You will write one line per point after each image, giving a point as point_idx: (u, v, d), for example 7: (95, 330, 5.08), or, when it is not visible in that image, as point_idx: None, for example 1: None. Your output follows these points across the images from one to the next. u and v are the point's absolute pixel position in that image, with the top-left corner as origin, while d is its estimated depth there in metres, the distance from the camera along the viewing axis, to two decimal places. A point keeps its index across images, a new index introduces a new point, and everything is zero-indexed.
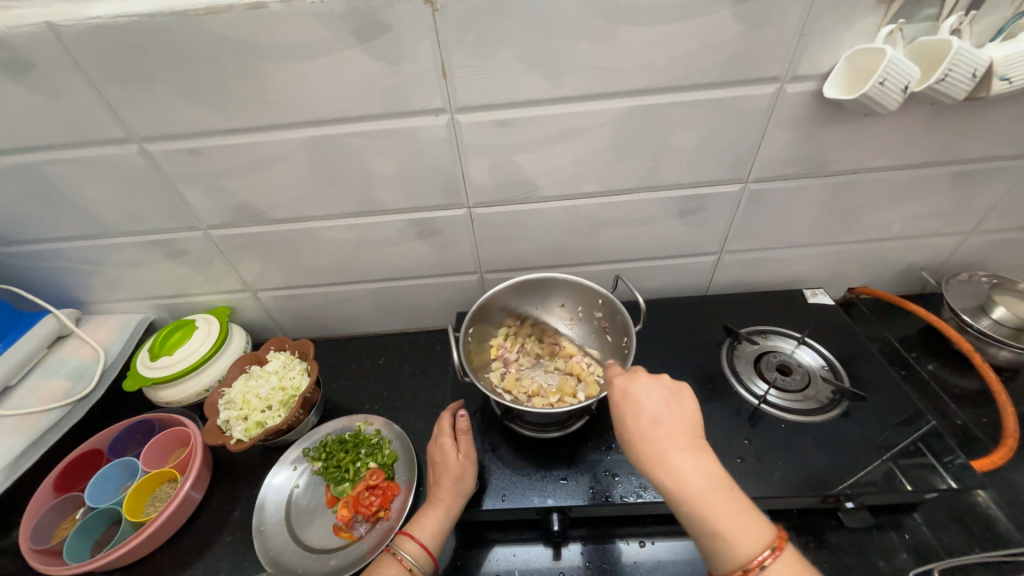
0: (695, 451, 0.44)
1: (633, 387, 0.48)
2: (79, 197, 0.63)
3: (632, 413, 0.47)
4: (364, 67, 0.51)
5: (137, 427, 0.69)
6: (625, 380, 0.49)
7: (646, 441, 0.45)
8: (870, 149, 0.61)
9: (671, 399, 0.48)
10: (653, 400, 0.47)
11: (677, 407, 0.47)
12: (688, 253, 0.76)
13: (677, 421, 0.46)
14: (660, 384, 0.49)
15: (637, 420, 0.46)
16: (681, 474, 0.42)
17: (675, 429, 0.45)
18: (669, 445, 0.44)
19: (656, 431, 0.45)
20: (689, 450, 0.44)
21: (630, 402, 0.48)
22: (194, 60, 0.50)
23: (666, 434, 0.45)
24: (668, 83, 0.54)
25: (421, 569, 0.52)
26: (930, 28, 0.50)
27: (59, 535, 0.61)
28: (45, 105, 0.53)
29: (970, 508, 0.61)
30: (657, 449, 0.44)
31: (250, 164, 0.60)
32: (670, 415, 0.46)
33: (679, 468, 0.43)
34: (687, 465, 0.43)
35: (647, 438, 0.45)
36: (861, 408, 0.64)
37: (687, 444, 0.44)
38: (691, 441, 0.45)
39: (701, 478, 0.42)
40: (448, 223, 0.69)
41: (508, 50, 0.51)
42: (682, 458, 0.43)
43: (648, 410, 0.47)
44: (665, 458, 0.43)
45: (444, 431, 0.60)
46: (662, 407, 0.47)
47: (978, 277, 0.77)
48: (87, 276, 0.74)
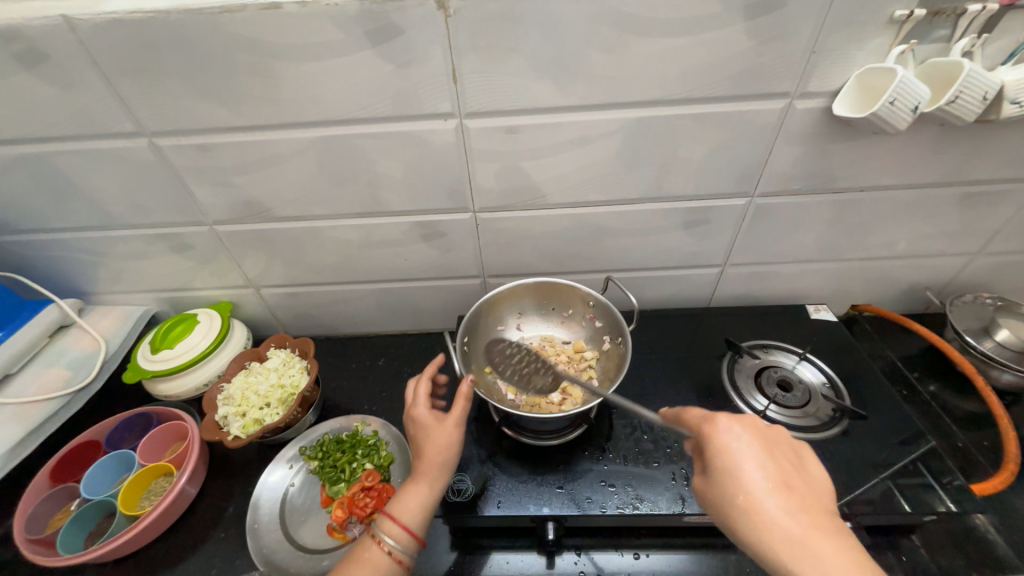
0: (840, 534, 0.38)
1: (751, 444, 0.43)
2: (87, 188, 0.63)
3: (749, 472, 0.41)
4: (376, 69, 0.51)
5: (134, 420, 0.69)
6: (738, 429, 0.43)
7: (775, 514, 0.39)
8: (878, 167, 0.61)
9: (794, 462, 0.43)
10: (772, 461, 0.42)
11: (798, 469, 0.42)
12: (692, 265, 0.76)
13: (807, 495, 0.40)
14: (775, 444, 0.44)
15: (758, 482, 0.40)
16: (824, 559, 0.36)
17: (808, 502, 0.40)
18: (804, 518, 0.38)
19: (786, 502, 0.39)
20: (833, 533, 0.37)
21: (745, 463, 0.41)
22: (207, 58, 0.51)
23: (798, 507, 0.39)
24: (678, 95, 0.54)
25: (404, 545, 0.50)
26: (942, 49, 0.50)
27: (52, 526, 0.60)
28: (58, 97, 0.53)
29: (969, 531, 0.61)
30: (794, 524, 0.38)
31: (258, 162, 0.60)
32: (798, 484, 0.41)
33: (828, 552, 0.36)
34: (831, 550, 0.36)
35: (772, 509, 0.39)
36: (862, 427, 0.63)
37: (824, 522, 0.38)
38: (828, 518, 0.39)
39: (857, 567, 0.35)
40: (453, 226, 0.69)
41: (520, 57, 0.51)
42: (824, 539, 0.37)
43: (773, 474, 0.41)
44: (804, 536, 0.37)
45: (416, 400, 0.59)
46: (787, 472, 0.41)
47: (983, 299, 0.77)
48: (91, 266, 0.74)
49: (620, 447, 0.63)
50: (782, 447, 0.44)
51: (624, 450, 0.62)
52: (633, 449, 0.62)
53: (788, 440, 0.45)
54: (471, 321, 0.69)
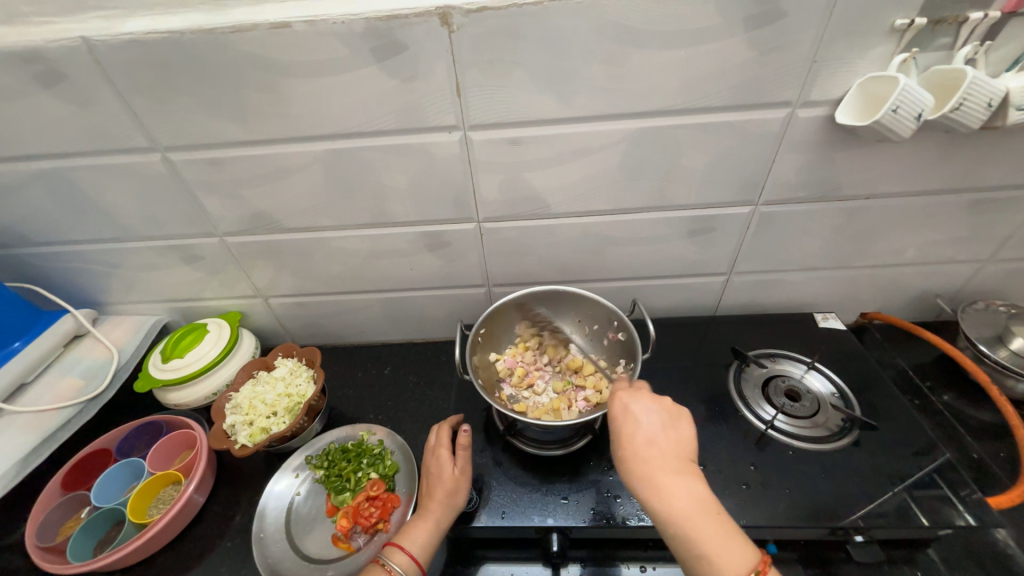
0: (686, 475, 0.45)
1: (635, 407, 0.50)
2: (102, 201, 0.65)
3: (629, 430, 0.49)
4: (381, 84, 0.53)
5: (145, 428, 0.70)
6: (629, 400, 0.51)
7: (638, 459, 0.47)
8: (883, 175, 0.61)
9: (668, 422, 0.49)
10: (650, 419, 0.49)
11: (675, 428, 0.49)
12: (697, 273, 0.76)
13: (672, 446, 0.47)
14: (662, 409, 0.50)
15: (631, 438, 0.48)
16: (666, 493, 0.44)
17: (665, 451, 0.47)
18: (660, 463, 0.46)
19: (648, 451, 0.47)
20: (677, 472, 0.45)
21: (629, 421, 0.50)
22: (218, 76, 0.52)
23: (656, 455, 0.47)
24: (679, 105, 0.54)
25: None
26: (944, 56, 0.50)
27: (64, 534, 0.61)
28: (76, 114, 0.55)
29: (987, 545, 0.59)
30: (648, 466, 0.46)
31: (267, 175, 0.62)
32: (666, 439, 0.48)
33: (669, 487, 0.44)
34: (673, 486, 0.44)
35: (642, 457, 0.47)
36: (872, 437, 0.62)
37: (677, 466, 0.46)
38: (683, 463, 0.46)
39: (687, 499, 0.43)
40: (458, 236, 0.70)
41: (521, 70, 0.52)
42: (671, 479, 0.45)
43: (645, 431, 0.48)
44: (653, 475, 0.45)
45: (442, 442, 0.60)
46: (658, 429, 0.48)
47: (995, 306, 0.75)
48: (105, 277, 0.76)
49: None
50: (668, 411, 0.50)
51: None
52: None
53: (675, 408, 0.51)
54: (487, 316, 0.70)
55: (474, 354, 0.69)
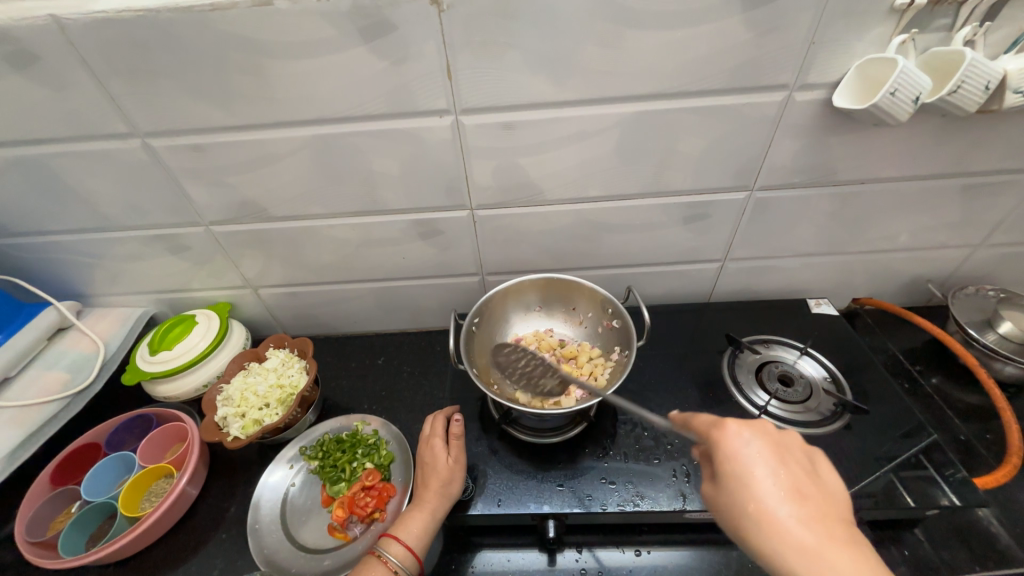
0: (859, 547, 0.36)
1: (759, 447, 0.41)
2: (81, 190, 0.63)
3: (759, 477, 0.39)
4: (369, 66, 0.51)
5: (134, 421, 0.69)
6: (745, 433, 0.42)
7: (783, 520, 0.37)
8: (879, 160, 0.60)
9: (808, 471, 0.41)
10: (787, 467, 0.40)
11: (816, 480, 0.40)
12: (692, 260, 0.75)
13: (823, 502, 0.39)
14: (789, 450, 0.42)
15: (766, 492, 0.38)
16: (841, 573, 0.34)
17: (821, 512, 0.38)
18: (819, 531, 0.36)
19: (797, 510, 0.38)
20: (848, 543, 0.36)
21: (756, 467, 0.40)
22: (198, 57, 0.50)
23: (811, 517, 0.37)
24: (675, 88, 0.53)
25: (406, 571, 0.50)
26: (943, 38, 0.49)
27: (54, 528, 0.60)
28: (49, 98, 0.53)
29: (972, 524, 0.60)
30: (805, 536, 0.36)
31: (253, 161, 0.60)
32: (815, 494, 0.39)
33: (844, 565, 0.34)
34: (846, 563, 0.34)
35: (784, 517, 0.37)
36: (863, 421, 0.63)
37: (843, 536, 0.36)
38: (847, 534, 0.36)
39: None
40: (451, 224, 0.68)
41: (513, 52, 0.50)
42: (845, 555, 0.35)
43: (785, 480, 0.39)
44: (812, 544, 0.36)
45: (436, 433, 0.60)
46: (799, 479, 0.40)
47: (985, 291, 0.76)
48: (88, 268, 0.74)
49: (620, 444, 0.62)
50: (798, 455, 0.42)
51: (624, 447, 0.62)
52: (634, 446, 0.62)
53: (802, 446, 0.43)
54: (482, 304, 0.69)
55: (469, 344, 0.69)
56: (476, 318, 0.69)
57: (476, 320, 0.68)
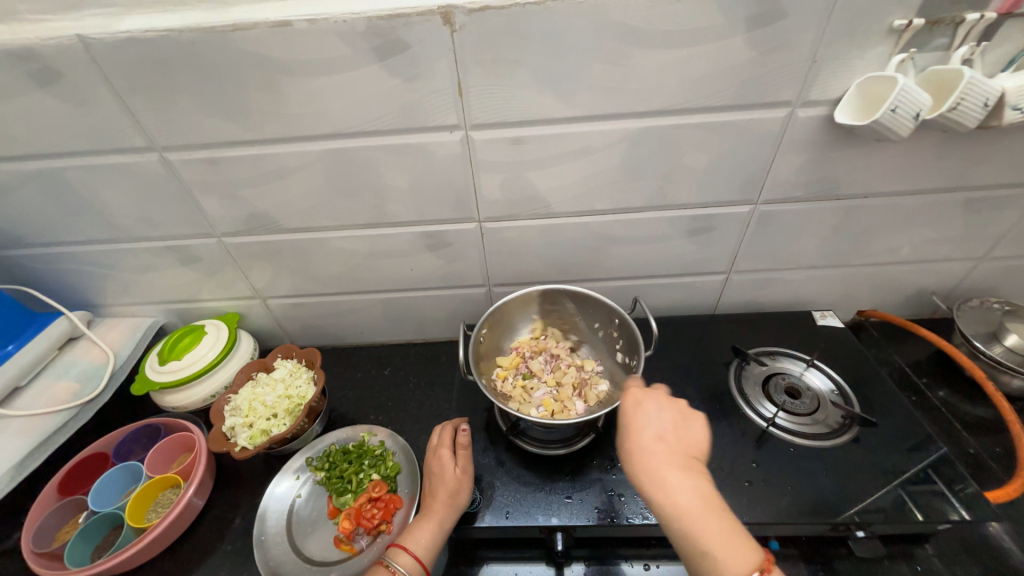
0: (691, 473, 0.44)
1: (647, 402, 0.50)
2: (97, 202, 0.64)
3: (638, 423, 0.48)
4: (383, 84, 0.52)
5: (142, 431, 0.69)
6: (642, 396, 0.50)
7: (643, 451, 0.46)
8: (880, 174, 0.61)
9: (680, 422, 0.48)
10: (663, 416, 0.48)
11: (686, 426, 0.48)
12: (697, 272, 0.76)
13: (683, 442, 0.47)
14: (674, 407, 0.50)
15: (640, 433, 0.47)
16: (671, 486, 0.43)
17: (677, 449, 0.46)
18: (669, 460, 0.45)
19: (657, 447, 0.46)
20: (687, 470, 0.44)
21: (638, 414, 0.49)
22: (217, 75, 0.52)
23: (664, 451, 0.46)
24: (680, 105, 0.55)
25: None
26: (942, 57, 0.51)
27: (60, 539, 0.60)
28: (70, 114, 0.54)
29: (984, 539, 0.60)
30: (655, 462, 0.45)
31: (266, 175, 0.61)
32: (678, 437, 0.47)
33: (673, 482, 0.43)
34: (676, 481, 0.43)
35: (647, 451, 0.46)
36: (871, 434, 0.63)
37: (684, 465, 0.45)
38: (688, 462, 0.45)
39: (692, 495, 0.42)
40: (458, 235, 0.69)
41: (522, 70, 0.52)
42: (676, 474, 0.44)
43: (658, 426, 0.48)
44: (660, 468, 0.44)
45: (444, 442, 0.60)
46: (670, 427, 0.48)
47: (989, 303, 0.77)
48: (100, 279, 0.75)
49: None
50: (680, 410, 0.49)
51: None
52: None
53: (689, 407, 0.50)
54: (490, 316, 0.70)
55: (477, 354, 0.69)
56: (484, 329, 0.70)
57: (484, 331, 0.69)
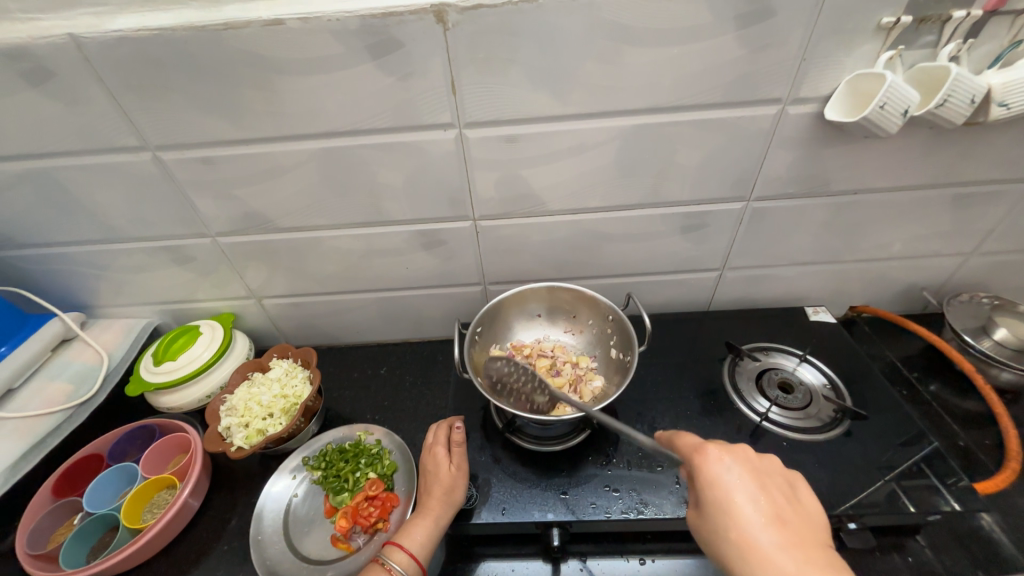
0: (835, 566, 0.38)
1: (742, 474, 0.43)
2: (91, 202, 0.64)
3: (743, 500, 0.42)
4: (376, 82, 0.53)
5: (137, 432, 0.69)
6: (728, 460, 0.44)
7: (767, 546, 0.40)
8: (871, 171, 0.62)
9: (789, 497, 0.44)
10: (769, 493, 0.43)
11: (793, 502, 0.44)
12: (691, 269, 0.77)
13: (804, 527, 0.41)
14: (771, 475, 0.45)
15: (750, 518, 0.41)
16: None
17: (801, 537, 0.40)
18: (804, 554, 0.39)
19: (779, 535, 0.40)
20: (826, 565, 0.38)
21: (739, 490, 0.42)
22: (210, 74, 0.52)
23: (793, 542, 0.40)
24: (674, 102, 0.55)
25: None
26: (929, 54, 0.51)
27: (55, 541, 0.60)
28: (63, 113, 0.54)
29: (975, 530, 0.61)
30: (790, 560, 0.38)
31: (261, 174, 0.61)
32: (795, 517, 0.42)
33: None
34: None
35: (767, 543, 0.40)
36: (863, 428, 0.63)
37: (821, 557, 0.39)
38: (824, 553, 0.40)
39: None
40: (453, 234, 0.70)
41: (515, 68, 0.52)
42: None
43: (766, 504, 0.42)
44: (800, 573, 0.38)
45: (439, 441, 0.61)
46: (782, 505, 0.43)
47: (979, 298, 0.78)
48: (94, 280, 0.75)
49: (624, 452, 0.63)
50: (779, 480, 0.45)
51: (627, 454, 0.62)
52: (637, 454, 0.62)
53: (786, 475, 0.47)
54: (484, 314, 0.70)
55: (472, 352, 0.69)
56: (479, 327, 0.70)
57: (478, 329, 0.69)
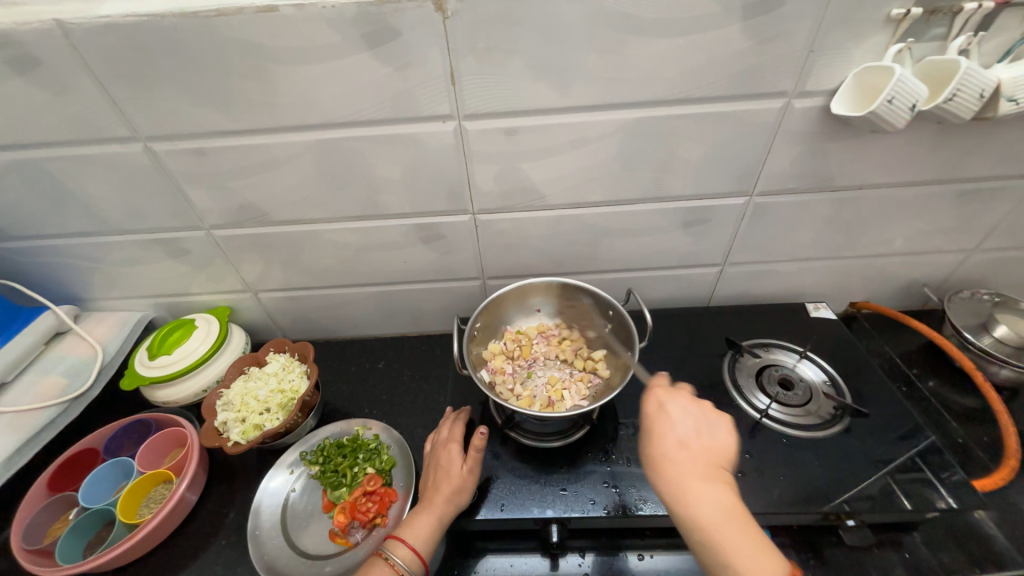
0: (714, 483, 0.46)
1: (671, 410, 0.52)
2: (82, 193, 0.62)
3: (661, 431, 0.51)
4: (373, 71, 0.51)
5: (133, 426, 0.68)
6: (663, 398, 0.53)
7: (664, 459, 0.49)
8: (875, 166, 0.61)
9: (706, 429, 0.50)
10: (686, 424, 0.51)
11: (709, 426, 0.50)
12: (692, 264, 0.76)
13: (705, 451, 0.48)
14: (697, 411, 0.52)
15: (660, 439, 0.50)
16: (691, 494, 0.45)
17: (699, 458, 0.48)
18: (695, 466, 0.47)
19: (678, 454, 0.48)
20: (707, 479, 0.46)
21: (663, 422, 0.51)
22: (203, 62, 0.50)
23: (687, 459, 0.48)
24: (677, 95, 0.54)
25: None
26: (939, 47, 0.50)
27: (51, 536, 0.60)
28: (51, 102, 0.53)
29: (971, 526, 0.61)
30: (677, 470, 0.47)
31: (256, 165, 0.60)
32: (699, 446, 0.49)
33: (693, 489, 0.45)
34: (701, 489, 0.45)
35: (669, 459, 0.48)
36: (863, 424, 0.63)
37: (707, 474, 0.47)
38: (714, 471, 0.47)
39: (712, 504, 0.44)
40: (452, 228, 0.69)
41: (515, 58, 0.51)
42: (695, 482, 0.46)
43: (680, 432, 0.50)
44: (678, 477, 0.47)
45: (453, 438, 0.60)
46: (692, 434, 0.50)
47: (980, 295, 0.77)
48: (87, 272, 0.74)
49: (623, 448, 0.62)
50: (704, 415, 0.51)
51: (627, 450, 0.62)
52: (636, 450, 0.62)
53: (717, 414, 0.52)
54: (483, 309, 0.69)
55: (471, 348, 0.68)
56: (478, 322, 0.69)
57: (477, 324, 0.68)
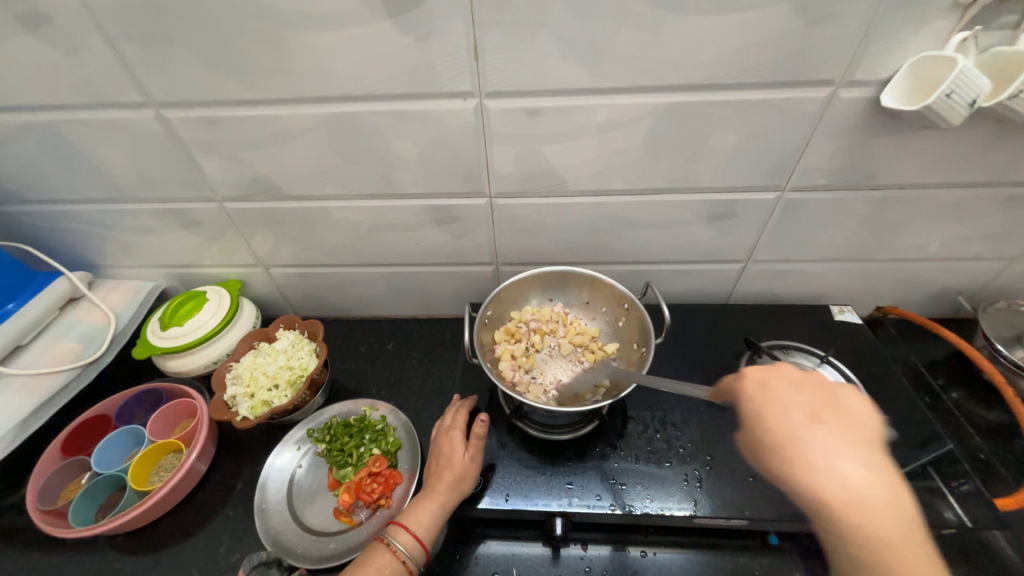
0: (874, 464, 0.39)
1: (777, 386, 0.44)
2: (95, 159, 0.61)
3: (773, 408, 0.43)
4: (393, 42, 0.49)
5: (144, 395, 0.69)
6: (764, 375, 0.45)
7: (799, 440, 0.41)
8: (921, 165, 0.57)
9: (836, 401, 0.43)
10: (800, 399, 0.43)
11: (835, 406, 0.43)
12: (713, 260, 0.73)
13: (850, 425, 0.41)
14: (809, 383, 0.44)
15: (785, 416, 0.42)
16: (840, 477, 0.38)
17: (843, 436, 0.41)
18: (835, 445, 0.40)
19: (810, 431, 0.41)
20: (866, 459, 0.39)
21: (773, 400, 0.43)
22: (217, 27, 0.48)
23: (836, 437, 0.40)
24: (714, 79, 0.50)
25: (412, 561, 0.50)
26: (1008, 37, 0.46)
27: (65, 497, 0.61)
28: (62, 63, 0.51)
29: (986, 544, 0.59)
30: (817, 451, 0.40)
31: (269, 138, 0.58)
32: (838, 419, 0.42)
33: (843, 473, 0.39)
34: (847, 470, 0.39)
35: (809, 441, 0.40)
36: (882, 435, 0.61)
37: (867, 455, 0.40)
38: (865, 447, 0.40)
39: (879, 494, 0.38)
40: (468, 211, 0.66)
41: (544, 33, 0.47)
42: (857, 463, 0.39)
43: (802, 410, 0.42)
44: (814, 463, 0.39)
45: (456, 425, 0.60)
46: (825, 411, 0.42)
47: (1017, 306, 0.74)
48: (100, 239, 0.73)
49: (632, 445, 0.61)
50: (818, 390, 0.44)
51: (635, 447, 0.61)
52: (645, 447, 0.61)
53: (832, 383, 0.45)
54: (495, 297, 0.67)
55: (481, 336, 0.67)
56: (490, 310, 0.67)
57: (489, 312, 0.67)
